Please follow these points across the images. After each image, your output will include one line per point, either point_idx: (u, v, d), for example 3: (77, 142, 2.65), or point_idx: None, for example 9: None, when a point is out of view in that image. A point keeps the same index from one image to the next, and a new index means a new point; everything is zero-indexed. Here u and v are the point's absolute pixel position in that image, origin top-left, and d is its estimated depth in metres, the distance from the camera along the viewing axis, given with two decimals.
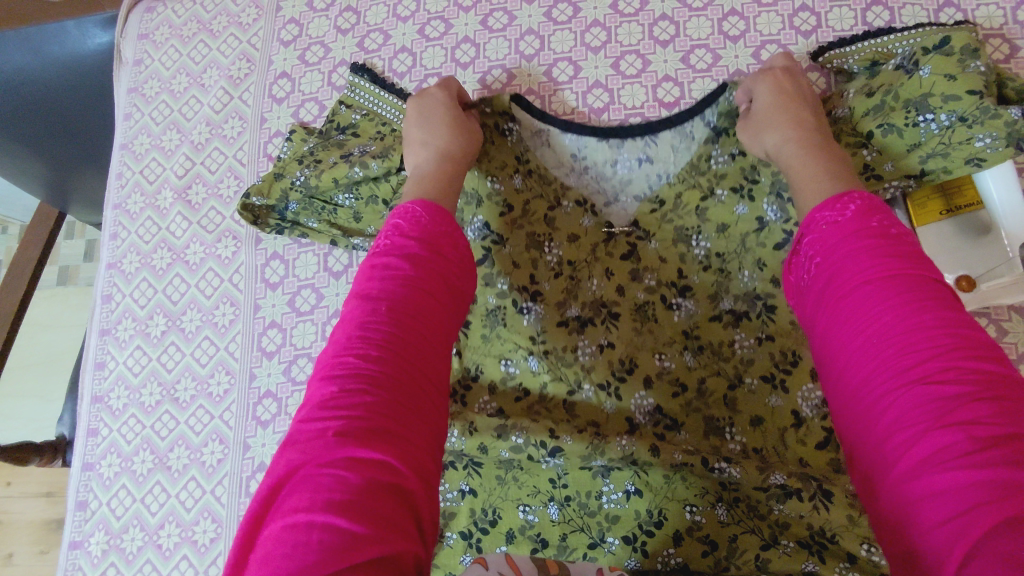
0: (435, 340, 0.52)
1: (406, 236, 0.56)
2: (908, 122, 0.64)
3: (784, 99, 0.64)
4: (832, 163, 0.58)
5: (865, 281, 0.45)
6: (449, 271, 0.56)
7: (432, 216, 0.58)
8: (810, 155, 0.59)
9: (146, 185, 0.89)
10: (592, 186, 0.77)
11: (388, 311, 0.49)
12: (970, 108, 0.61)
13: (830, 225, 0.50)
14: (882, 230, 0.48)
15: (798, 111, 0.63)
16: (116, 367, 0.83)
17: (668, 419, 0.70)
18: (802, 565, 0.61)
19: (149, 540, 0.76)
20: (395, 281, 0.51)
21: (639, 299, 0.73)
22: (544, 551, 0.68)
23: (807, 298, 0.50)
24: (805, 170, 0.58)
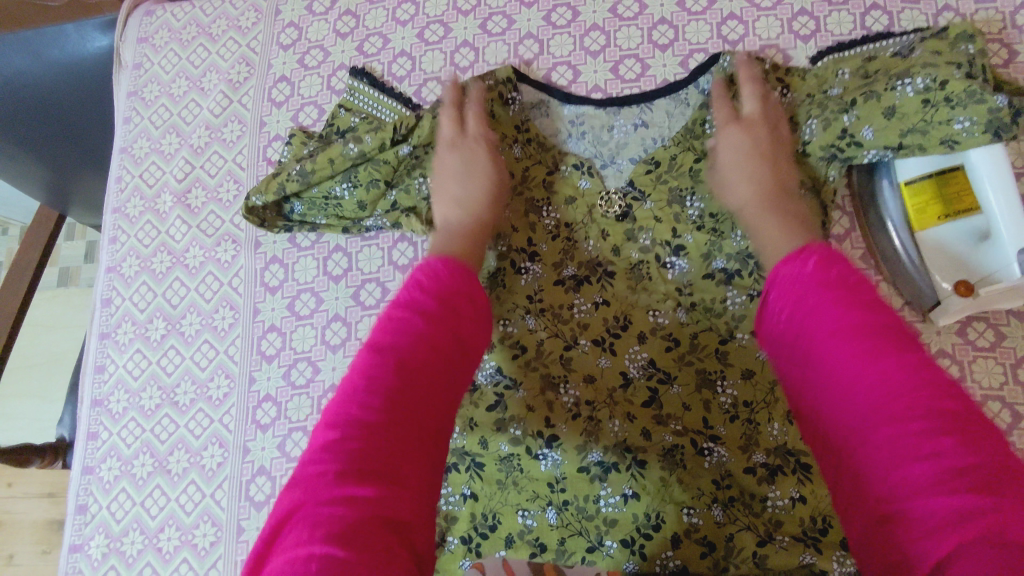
0: (439, 382, 0.51)
1: (426, 287, 0.55)
2: (888, 88, 0.66)
3: (745, 148, 0.67)
4: (783, 218, 0.61)
5: (834, 327, 0.45)
6: (463, 315, 0.55)
7: (445, 266, 0.57)
8: (764, 212, 0.63)
9: (146, 189, 0.89)
10: (591, 150, 0.80)
11: (388, 363, 0.49)
12: (958, 90, 0.62)
13: (801, 270, 0.49)
14: (846, 273, 0.48)
15: (760, 164, 0.66)
16: (116, 370, 0.83)
17: (661, 372, 0.72)
18: (800, 558, 0.63)
19: (149, 543, 0.76)
20: (398, 334, 0.51)
21: (634, 258, 0.75)
22: (543, 555, 0.68)
23: (787, 347, 0.49)
24: (757, 228, 0.62)
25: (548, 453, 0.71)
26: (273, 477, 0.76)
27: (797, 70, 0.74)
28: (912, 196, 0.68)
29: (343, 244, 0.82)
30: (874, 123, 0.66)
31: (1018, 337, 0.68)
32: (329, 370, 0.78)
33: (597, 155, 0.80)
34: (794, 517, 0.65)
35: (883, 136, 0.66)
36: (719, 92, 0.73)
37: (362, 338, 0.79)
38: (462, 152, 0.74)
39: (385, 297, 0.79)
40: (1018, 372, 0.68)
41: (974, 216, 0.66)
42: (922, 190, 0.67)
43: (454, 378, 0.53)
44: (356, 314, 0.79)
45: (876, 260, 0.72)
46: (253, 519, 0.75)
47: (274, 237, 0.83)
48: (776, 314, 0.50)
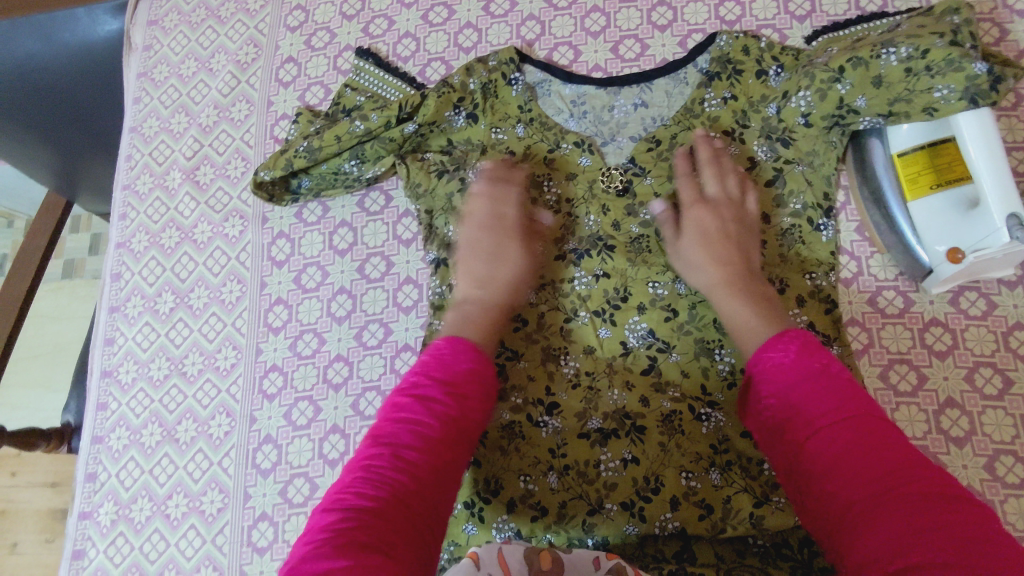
0: (450, 455, 0.54)
1: (438, 371, 0.57)
2: (872, 54, 0.68)
3: (713, 233, 0.69)
4: (757, 302, 0.63)
5: (818, 420, 0.49)
6: (473, 386, 0.57)
7: (451, 345, 0.60)
8: (732, 293, 0.64)
9: (155, 167, 0.91)
10: (592, 128, 0.80)
11: (398, 443, 0.52)
12: (937, 59, 0.64)
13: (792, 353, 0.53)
14: (824, 368, 0.51)
15: (722, 250, 0.67)
16: (125, 343, 0.85)
17: (660, 342, 0.73)
18: (796, 518, 0.66)
19: (157, 510, 0.78)
20: (410, 417, 0.53)
21: (634, 232, 0.76)
22: (545, 518, 0.69)
23: (774, 431, 0.53)
24: (729, 314, 0.64)
25: (548, 420, 0.72)
26: (279, 444, 0.77)
27: (792, 50, 0.77)
28: (904, 165, 0.70)
29: (349, 219, 0.84)
30: (866, 93, 0.69)
31: (1009, 306, 0.70)
32: (335, 341, 0.80)
33: (598, 134, 0.80)
34: None
35: (874, 104, 0.69)
36: (683, 166, 0.74)
37: (367, 310, 0.80)
38: (504, 238, 0.73)
39: (390, 270, 0.81)
40: (1008, 340, 0.70)
41: (965, 185, 0.67)
42: (914, 159, 0.69)
43: (463, 454, 0.55)
44: (361, 287, 0.81)
45: (870, 233, 0.74)
46: (259, 486, 0.76)
47: (281, 213, 0.85)
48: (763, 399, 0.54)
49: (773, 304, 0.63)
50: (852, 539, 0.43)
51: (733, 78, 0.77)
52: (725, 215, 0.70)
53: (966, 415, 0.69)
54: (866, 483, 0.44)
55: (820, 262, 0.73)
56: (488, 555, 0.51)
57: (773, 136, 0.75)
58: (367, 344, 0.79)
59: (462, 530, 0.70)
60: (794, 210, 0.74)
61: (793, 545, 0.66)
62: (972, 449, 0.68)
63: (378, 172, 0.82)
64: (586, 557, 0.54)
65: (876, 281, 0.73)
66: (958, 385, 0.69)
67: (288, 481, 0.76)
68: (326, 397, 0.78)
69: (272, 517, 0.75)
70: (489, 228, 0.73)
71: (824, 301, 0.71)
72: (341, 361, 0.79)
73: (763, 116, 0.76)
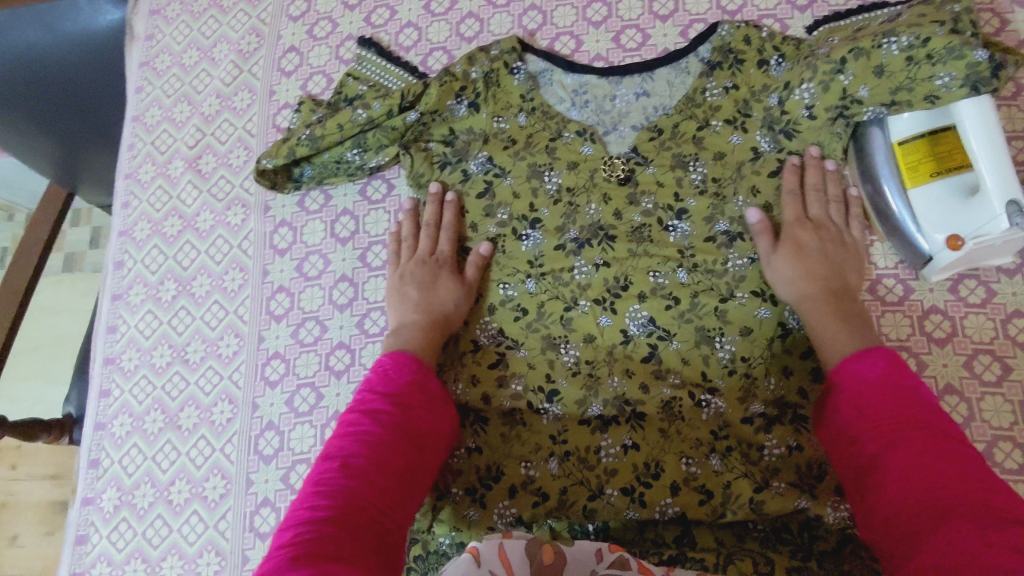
0: (402, 464, 0.57)
1: (381, 390, 0.61)
2: (875, 44, 0.69)
3: (808, 251, 0.70)
4: (852, 324, 0.65)
5: (890, 429, 0.52)
6: (417, 401, 0.62)
7: (394, 361, 0.65)
8: (830, 310, 0.66)
9: (157, 156, 0.91)
10: (593, 118, 0.81)
11: (348, 452, 0.55)
12: (938, 47, 0.65)
13: (869, 371, 0.57)
14: (910, 385, 0.55)
15: (818, 270, 0.69)
16: (127, 331, 0.85)
17: (661, 330, 0.73)
18: (796, 502, 0.66)
19: (160, 496, 0.78)
20: (360, 433, 0.57)
21: (636, 221, 0.76)
22: (546, 504, 0.70)
23: (842, 452, 0.56)
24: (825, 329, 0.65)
25: (549, 406, 0.73)
26: (281, 431, 0.78)
27: (793, 40, 0.77)
28: (905, 153, 0.70)
29: (351, 207, 0.84)
30: (868, 82, 0.69)
31: (1008, 293, 0.71)
32: (337, 329, 0.80)
33: (600, 123, 0.80)
34: (788, 464, 0.68)
35: (876, 94, 0.69)
36: (791, 181, 0.73)
37: (369, 297, 0.81)
38: (430, 267, 0.77)
39: None
40: (1007, 327, 0.70)
41: (965, 173, 0.67)
42: (915, 147, 0.69)
43: (418, 459, 0.59)
44: (363, 275, 0.82)
45: (869, 222, 0.75)
46: (262, 472, 0.77)
47: (283, 201, 0.86)
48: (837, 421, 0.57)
49: (866, 323, 0.65)
50: (921, 542, 0.45)
51: (734, 67, 0.77)
52: (823, 236, 0.71)
53: (965, 401, 0.69)
54: (931, 486, 0.47)
55: None
56: (490, 551, 0.51)
57: (775, 127, 0.75)
58: (369, 331, 0.79)
59: (464, 516, 0.71)
60: None
61: (793, 529, 0.67)
62: (971, 435, 0.68)
63: (383, 162, 0.82)
64: (588, 551, 0.54)
65: (877, 270, 0.74)
66: (957, 371, 0.70)
67: (290, 468, 0.77)
68: (328, 383, 0.78)
69: (274, 503, 0.76)
70: (416, 260, 0.78)
71: None
72: (343, 348, 0.79)
73: (764, 106, 0.76)
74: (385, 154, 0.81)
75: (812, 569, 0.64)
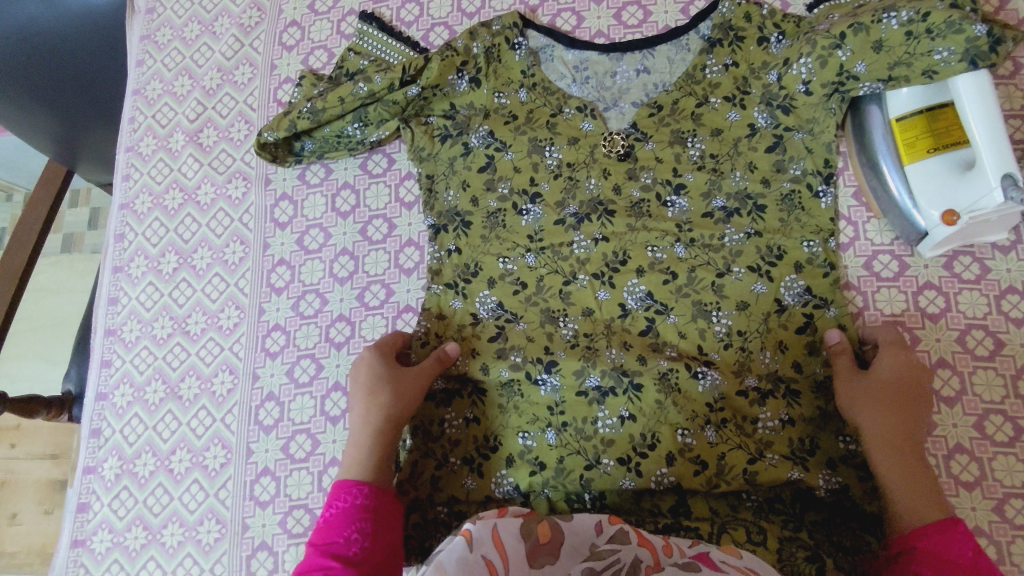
0: None
1: (338, 529, 0.59)
2: (874, 19, 0.69)
3: (902, 385, 0.64)
4: (926, 481, 0.59)
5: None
6: (378, 525, 0.60)
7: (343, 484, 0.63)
8: (899, 459, 0.61)
9: (158, 129, 0.91)
10: (594, 94, 0.81)
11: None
12: (937, 21, 0.65)
13: (955, 549, 0.55)
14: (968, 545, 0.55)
15: (911, 409, 0.63)
16: (128, 302, 0.86)
17: (658, 304, 0.73)
18: (788, 473, 0.67)
19: (161, 465, 0.79)
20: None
21: (635, 196, 0.76)
22: (543, 473, 0.70)
23: None
24: (889, 471, 0.60)
25: (547, 378, 0.72)
26: (282, 402, 0.79)
27: (793, 17, 0.77)
28: (902, 130, 0.70)
29: (352, 181, 0.85)
30: (866, 58, 0.70)
31: (1001, 270, 0.72)
32: (337, 301, 0.81)
33: (600, 99, 0.80)
34: (781, 437, 0.69)
35: (874, 70, 0.69)
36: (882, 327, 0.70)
37: (370, 271, 0.81)
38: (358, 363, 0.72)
39: (392, 232, 0.82)
40: (1000, 303, 0.71)
41: (962, 149, 0.68)
42: (913, 124, 0.70)
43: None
44: (363, 249, 0.82)
45: (867, 199, 0.75)
46: (262, 442, 0.78)
47: (284, 174, 0.86)
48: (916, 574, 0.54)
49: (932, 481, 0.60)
50: None
51: (735, 44, 0.78)
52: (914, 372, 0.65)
53: (957, 375, 0.70)
54: None
55: (820, 228, 0.73)
56: (484, 533, 0.48)
57: (773, 103, 0.76)
58: (369, 304, 0.80)
59: (462, 485, 0.72)
60: (794, 175, 0.75)
61: (786, 499, 0.68)
62: (963, 409, 0.69)
63: (382, 137, 0.82)
64: (588, 523, 0.52)
65: (872, 246, 0.74)
66: (950, 346, 0.71)
67: (290, 438, 0.77)
68: (328, 355, 0.79)
69: (274, 472, 0.76)
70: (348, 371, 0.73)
71: (822, 268, 0.72)
72: (343, 321, 0.80)
73: (763, 83, 0.76)
74: (379, 131, 0.82)
75: (804, 539, 0.65)
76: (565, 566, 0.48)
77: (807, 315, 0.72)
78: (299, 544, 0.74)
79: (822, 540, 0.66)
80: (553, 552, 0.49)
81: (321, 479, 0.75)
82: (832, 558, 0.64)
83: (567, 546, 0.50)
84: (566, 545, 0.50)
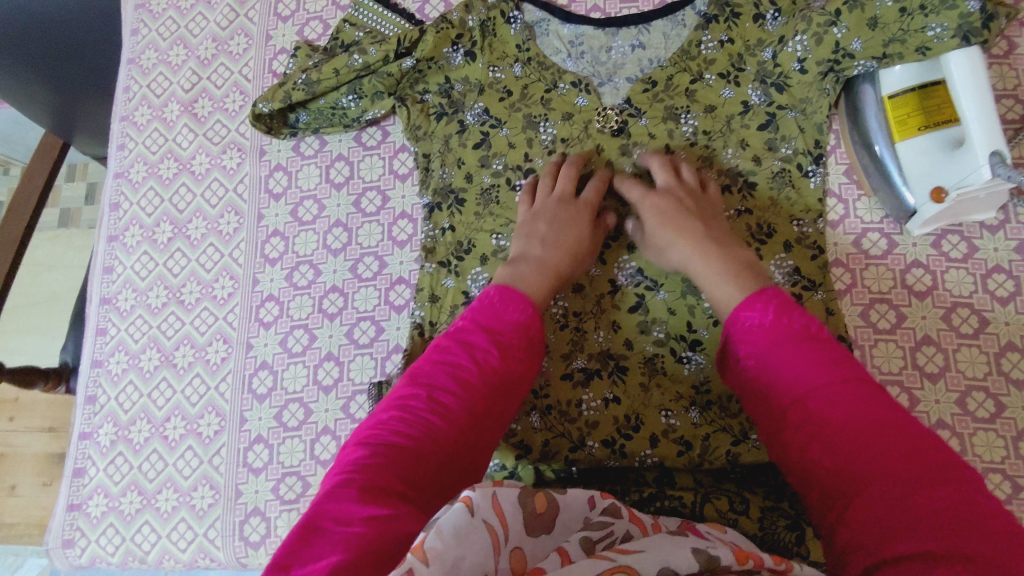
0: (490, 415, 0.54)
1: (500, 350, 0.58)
2: None
3: (676, 211, 0.67)
4: (737, 262, 0.61)
5: (796, 390, 0.48)
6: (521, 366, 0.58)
7: (501, 293, 0.61)
8: (714, 256, 0.62)
9: (153, 99, 0.91)
10: (589, 69, 0.80)
11: (436, 385, 0.53)
12: None
13: (789, 318, 0.51)
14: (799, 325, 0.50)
15: (692, 223, 0.66)
16: (123, 272, 0.86)
17: (649, 280, 0.74)
18: (771, 455, 0.68)
19: (156, 432, 0.80)
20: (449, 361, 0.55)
21: (627, 172, 0.77)
22: (528, 456, 0.71)
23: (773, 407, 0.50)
24: (723, 293, 0.58)
25: None
26: (275, 370, 0.79)
27: None
28: (893, 107, 0.70)
29: (346, 153, 0.85)
30: (862, 35, 0.70)
31: (989, 249, 0.72)
32: (331, 273, 0.81)
33: (595, 74, 0.80)
34: None
35: (869, 47, 0.70)
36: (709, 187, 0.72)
37: (362, 243, 0.82)
38: (569, 209, 0.71)
39: (385, 205, 0.83)
40: (987, 281, 0.72)
41: (952, 128, 0.68)
42: (904, 101, 0.70)
43: (496, 428, 0.54)
44: (357, 220, 0.82)
45: (859, 176, 0.76)
46: (255, 410, 0.79)
47: (278, 146, 0.86)
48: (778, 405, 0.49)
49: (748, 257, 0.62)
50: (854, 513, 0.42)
51: (731, 21, 0.77)
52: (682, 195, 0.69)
53: (942, 352, 0.71)
54: (840, 435, 0.44)
55: (809, 208, 0.74)
56: (484, 501, 0.44)
57: (767, 80, 0.76)
58: (362, 276, 0.81)
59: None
60: (785, 155, 0.75)
61: (769, 472, 0.69)
62: (946, 384, 0.70)
63: (378, 113, 0.83)
64: (582, 499, 0.50)
65: (862, 224, 0.75)
66: (936, 323, 0.72)
67: (283, 406, 0.78)
68: (321, 325, 0.80)
69: (267, 440, 0.78)
70: (557, 199, 0.73)
71: (809, 247, 0.73)
72: (336, 292, 0.81)
73: (758, 60, 0.76)
74: (374, 109, 0.82)
75: (785, 509, 0.66)
76: (555, 539, 0.47)
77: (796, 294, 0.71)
78: (291, 510, 0.75)
79: (803, 509, 0.66)
80: (547, 525, 0.47)
81: (314, 447, 0.77)
82: (812, 527, 0.64)
83: (560, 520, 0.48)
84: (559, 518, 0.48)
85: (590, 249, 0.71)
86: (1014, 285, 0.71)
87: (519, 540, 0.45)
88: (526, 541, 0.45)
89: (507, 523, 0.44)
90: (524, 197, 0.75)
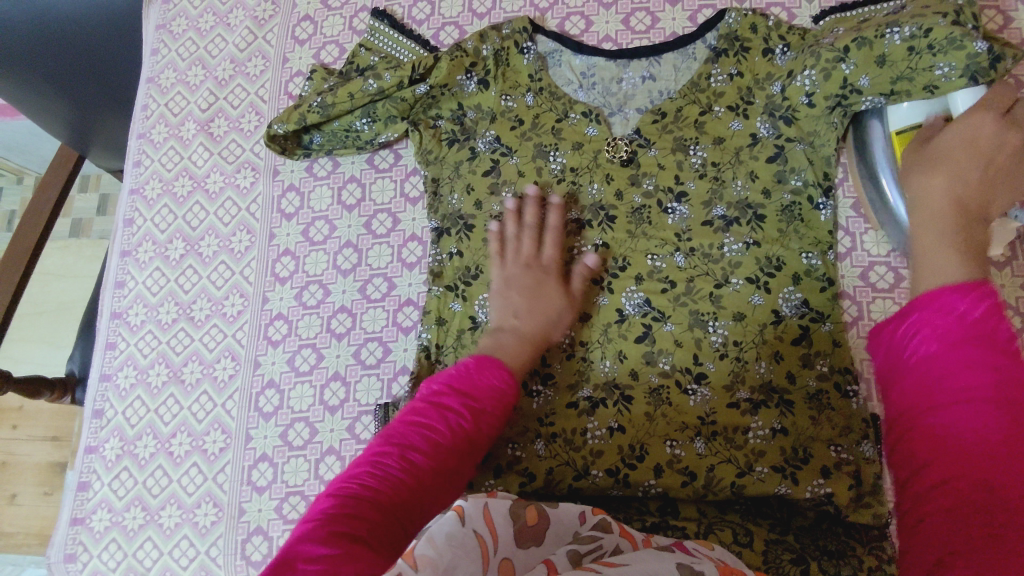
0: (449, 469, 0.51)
1: (457, 385, 0.56)
2: (877, 34, 0.70)
3: (987, 152, 0.59)
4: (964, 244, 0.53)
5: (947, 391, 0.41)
6: (492, 413, 0.56)
7: (479, 363, 0.58)
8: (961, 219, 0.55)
9: (170, 117, 0.93)
10: (600, 99, 0.81)
11: (409, 444, 0.50)
12: (939, 37, 0.67)
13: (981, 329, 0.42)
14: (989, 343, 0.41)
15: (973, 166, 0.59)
16: (135, 287, 0.87)
17: (656, 311, 0.74)
18: (776, 488, 0.68)
19: (162, 447, 0.80)
20: (424, 426, 0.52)
21: (637, 202, 0.77)
22: (531, 484, 0.71)
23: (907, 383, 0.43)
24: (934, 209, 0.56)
25: (540, 389, 0.74)
26: (282, 389, 0.80)
27: (799, 29, 0.78)
28: (900, 145, 0.71)
29: (358, 175, 0.86)
30: (869, 73, 0.71)
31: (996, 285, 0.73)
32: (340, 293, 0.82)
33: (606, 105, 0.81)
34: (772, 446, 0.69)
35: (877, 83, 0.70)
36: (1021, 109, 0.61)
37: (373, 264, 0.83)
38: (535, 272, 0.72)
39: (396, 227, 0.83)
40: None
41: None
42: (911, 138, 0.71)
43: (461, 471, 0.53)
44: (367, 242, 0.83)
45: (865, 211, 0.76)
46: (261, 428, 0.79)
47: (292, 166, 0.87)
48: (910, 347, 0.43)
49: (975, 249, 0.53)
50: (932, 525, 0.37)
51: (740, 55, 0.78)
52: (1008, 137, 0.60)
53: None
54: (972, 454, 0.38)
55: (819, 241, 0.74)
56: (474, 510, 0.45)
57: (776, 113, 0.77)
58: (371, 296, 0.81)
59: None
60: (796, 187, 0.75)
61: (773, 504, 0.69)
62: None
63: (390, 137, 0.84)
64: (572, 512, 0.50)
65: (869, 257, 0.76)
66: None
67: (288, 425, 0.79)
68: (329, 345, 0.80)
69: (272, 458, 0.78)
70: (522, 264, 0.73)
71: (819, 279, 0.73)
72: (344, 312, 0.81)
73: (767, 94, 0.77)
74: (386, 132, 0.83)
75: (790, 542, 0.66)
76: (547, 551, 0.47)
77: (803, 328, 0.72)
78: None
79: (808, 543, 0.66)
80: (538, 537, 0.47)
81: (319, 466, 0.77)
82: (816, 561, 0.64)
83: (551, 532, 0.48)
84: (548, 532, 0.48)
85: (565, 312, 0.71)
86: (1020, 322, 0.72)
87: (509, 553, 0.45)
88: (517, 554, 0.45)
89: (497, 533, 0.45)
90: (495, 257, 0.74)
